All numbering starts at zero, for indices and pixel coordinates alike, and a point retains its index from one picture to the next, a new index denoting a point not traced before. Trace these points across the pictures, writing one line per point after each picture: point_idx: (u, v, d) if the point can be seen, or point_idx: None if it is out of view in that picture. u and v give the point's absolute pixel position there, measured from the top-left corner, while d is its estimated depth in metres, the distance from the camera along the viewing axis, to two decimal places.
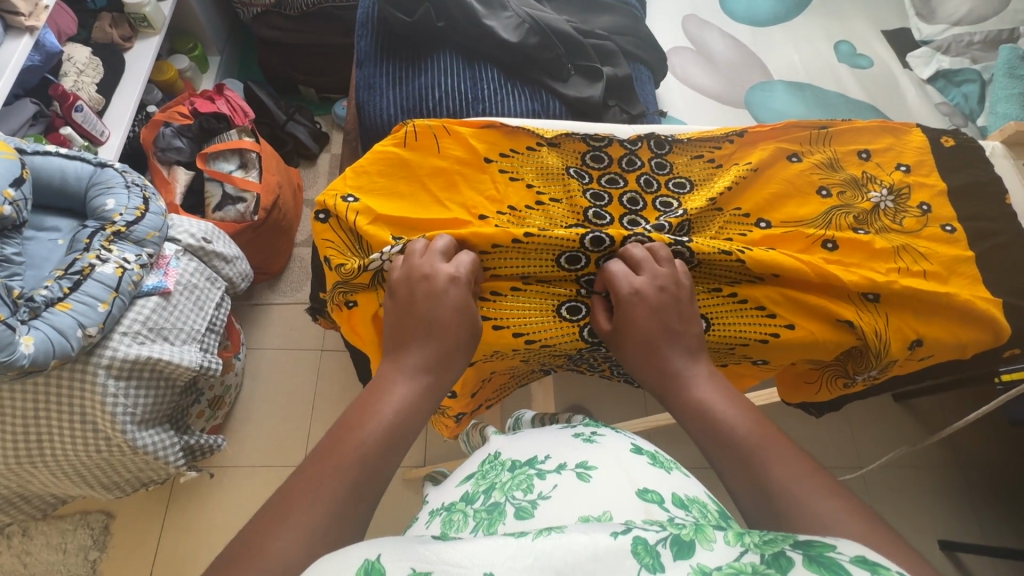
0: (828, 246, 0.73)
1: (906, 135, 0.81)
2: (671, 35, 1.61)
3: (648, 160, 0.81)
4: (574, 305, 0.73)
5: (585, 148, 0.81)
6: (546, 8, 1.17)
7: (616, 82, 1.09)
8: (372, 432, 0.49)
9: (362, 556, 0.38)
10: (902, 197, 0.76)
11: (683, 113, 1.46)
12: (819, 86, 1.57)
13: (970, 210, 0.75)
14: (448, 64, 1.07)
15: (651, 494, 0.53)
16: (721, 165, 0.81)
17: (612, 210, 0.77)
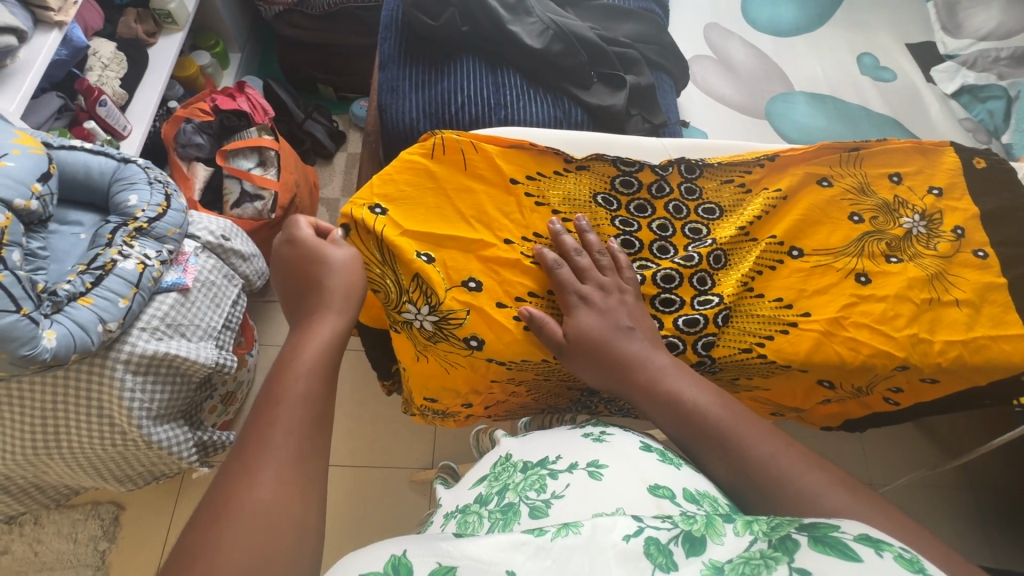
0: (862, 280, 0.71)
1: (939, 156, 0.79)
2: (693, 44, 1.60)
3: (677, 186, 0.77)
4: None
5: (615, 172, 0.78)
6: (571, 15, 1.17)
7: (640, 91, 1.08)
8: (312, 357, 0.53)
9: (388, 552, 0.42)
10: (934, 223, 0.75)
11: (702, 123, 1.45)
12: (840, 99, 1.56)
13: (1003, 235, 0.74)
14: (470, 69, 1.07)
15: (663, 490, 0.52)
16: (750, 189, 0.77)
17: (642, 236, 0.75)
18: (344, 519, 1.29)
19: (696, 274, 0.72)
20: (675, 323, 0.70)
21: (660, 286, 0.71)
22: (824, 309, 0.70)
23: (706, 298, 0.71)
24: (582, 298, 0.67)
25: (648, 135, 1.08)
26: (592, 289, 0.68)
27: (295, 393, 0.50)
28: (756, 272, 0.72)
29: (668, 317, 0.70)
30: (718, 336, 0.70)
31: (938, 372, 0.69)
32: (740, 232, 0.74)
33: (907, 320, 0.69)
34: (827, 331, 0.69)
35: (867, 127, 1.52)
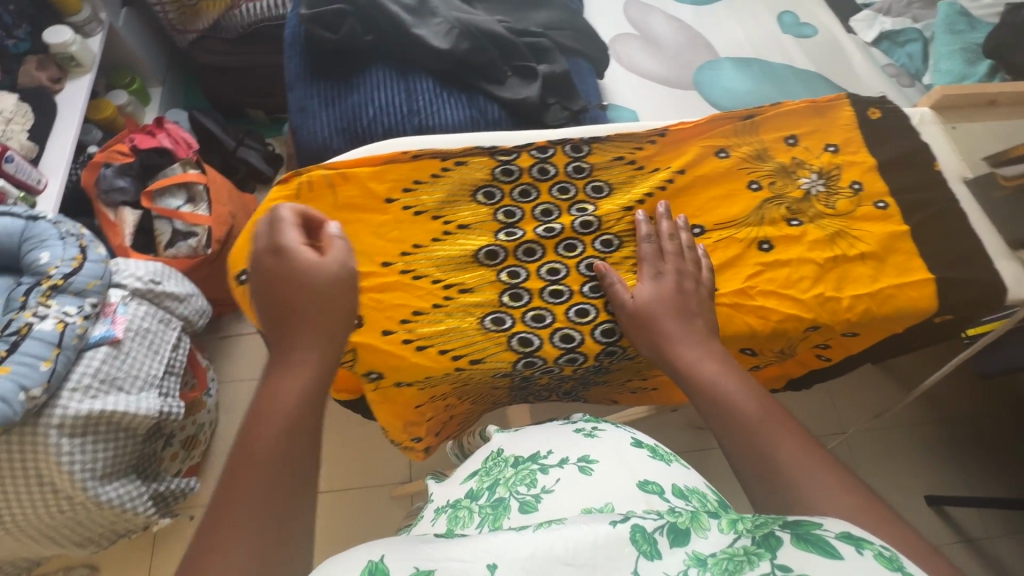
0: (764, 246, 0.72)
1: (835, 112, 0.80)
2: (615, 21, 1.57)
3: (564, 167, 0.76)
4: (498, 316, 0.70)
5: (494, 163, 0.75)
6: (479, 11, 1.16)
7: (556, 80, 1.07)
8: (283, 407, 0.49)
9: (366, 556, 0.40)
10: (833, 179, 0.76)
11: (630, 102, 1.43)
12: (765, 60, 1.57)
13: (899, 183, 0.75)
14: (381, 77, 1.04)
15: (652, 486, 0.56)
16: (643, 167, 0.77)
17: (526, 224, 0.74)
18: (325, 542, 1.28)
19: (583, 261, 0.72)
20: (567, 314, 0.70)
21: (547, 279, 0.72)
22: (730, 282, 0.71)
23: (596, 285, 0.72)
24: (659, 272, 0.68)
25: (569, 122, 1.08)
26: (670, 268, 0.68)
27: (258, 459, 0.46)
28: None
29: (561, 309, 0.70)
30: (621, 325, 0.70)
31: (854, 326, 0.70)
32: (624, 209, 0.74)
33: (811, 282, 0.70)
34: (733, 303, 0.70)
35: (794, 85, 1.53)
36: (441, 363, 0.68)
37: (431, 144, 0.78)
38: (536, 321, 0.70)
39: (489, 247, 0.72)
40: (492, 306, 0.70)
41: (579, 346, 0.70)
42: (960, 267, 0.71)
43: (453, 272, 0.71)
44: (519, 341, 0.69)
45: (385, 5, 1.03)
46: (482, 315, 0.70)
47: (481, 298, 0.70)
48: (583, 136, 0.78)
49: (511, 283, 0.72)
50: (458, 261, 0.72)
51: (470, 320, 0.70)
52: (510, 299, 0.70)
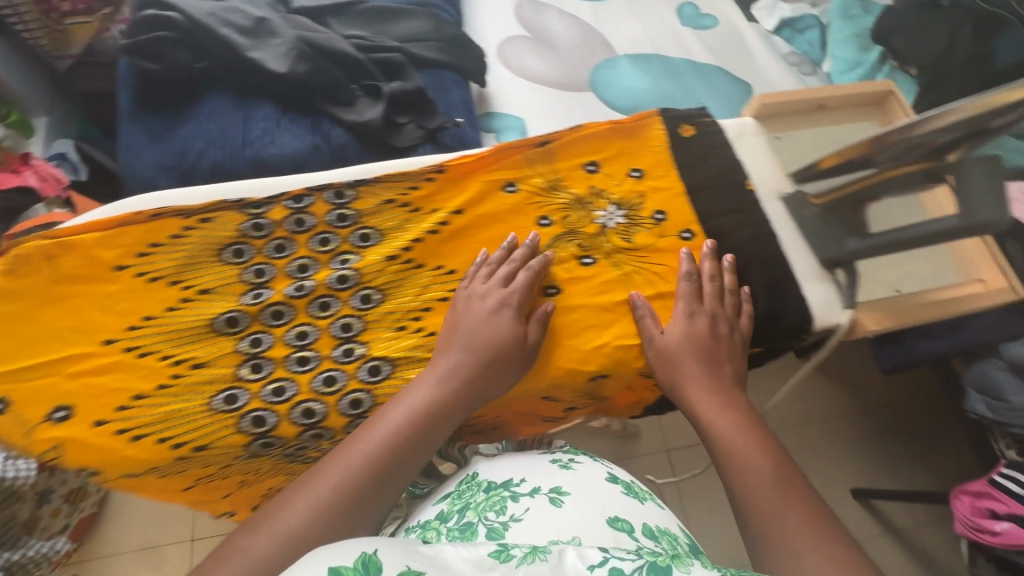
0: (549, 292, 0.69)
1: (645, 132, 0.77)
2: (504, 23, 1.48)
3: (324, 216, 0.68)
4: (231, 394, 0.61)
5: (241, 218, 0.67)
6: (332, 27, 1.09)
7: (407, 98, 1.01)
8: (351, 460, 0.55)
9: (360, 547, 0.37)
10: (633, 210, 0.73)
11: (519, 108, 1.37)
12: (664, 55, 1.52)
13: (708, 209, 0.73)
14: (216, 106, 0.96)
15: (620, 523, 0.56)
16: (419, 209, 0.71)
17: (277, 283, 0.65)
18: None
19: (337, 321, 0.64)
20: (311, 384, 0.61)
21: (293, 345, 0.63)
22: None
23: (349, 348, 0.63)
24: (693, 313, 0.66)
25: (425, 141, 1.02)
26: (705, 311, 0.66)
27: (294, 516, 0.51)
28: (423, 307, 0.66)
29: (303, 380, 0.61)
30: (375, 394, 0.61)
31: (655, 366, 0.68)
32: (386, 259, 0.67)
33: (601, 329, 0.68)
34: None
35: (693, 81, 1.48)
36: (156, 453, 0.59)
37: (181, 197, 0.70)
38: (274, 394, 0.60)
39: (229, 313, 0.63)
40: (225, 381, 0.61)
41: (320, 421, 0.60)
42: (761, 298, 0.70)
43: (186, 346, 0.62)
44: (250, 422, 0.60)
45: (215, 27, 0.95)
46: (213, 393, 0.61)
47: (216, 373, 0.61)
48: (344, 180, 0.71)
49: (252, 353, 0.62)
50: (194, 331, 0.63)
51: (198, 401, 0.60)
52: (246, 373, 0.61)
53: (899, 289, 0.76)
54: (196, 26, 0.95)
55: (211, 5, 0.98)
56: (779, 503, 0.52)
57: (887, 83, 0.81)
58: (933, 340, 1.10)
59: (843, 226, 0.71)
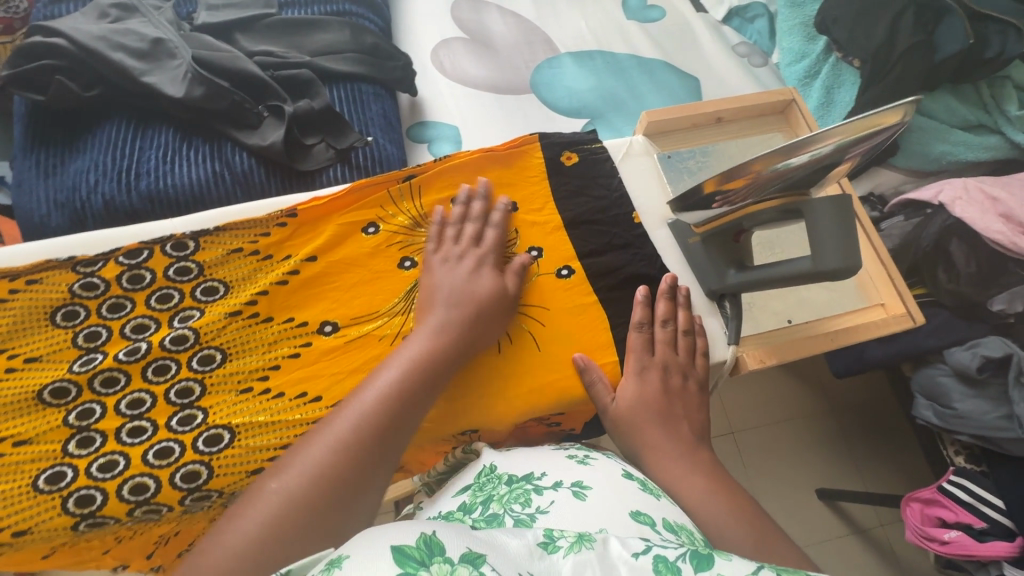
0: (412, 342, 0.66)
1: (522, 162, 0.75)
2: (438, 25, 1.42)
3: (162, 270, 0.64)
4: (57, 471, 0.56)
5: (72, 278, 0.62)
6: (239, 46, 1.05)
7: (310, 115, 0.96)
8: (357, 410, 0.56)
9: (418, 528, 0.39)
10: (504, 246, 0.71)
11: (455, 115, 1.31)
12: (608, 51, 1.45)
13: (591, 246, 0.72)
14: (110, 135, 0.93)
15: (644, 515, 0.49)
16: (270, 256, 0.68)
17: (110, 346, 0.61)
18: None
19: (174, 386, 0.60)
20: (144, 457, 0.58)
21: (127, 415, 0.59)
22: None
23: (188, 416, 0.60)
24: (644, 369, 0.65)
25: (336, 162, 0.97)
26: (656, 363, 0.65)
27: (309, 462, 0.53)
28: (269, 366, 0.63)
29: (136, 451, 0.57)
30: (211, 466, 0.58)
31: (554, 411, 0.66)
32: (228, 315, 0.64)
33: (468, 381, 0.65)
34: None
35: (639, 78, 1.42)
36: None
37: (13, 255, 0.64)
38: (103, 471, 0.57)
39: (56, 384, 0.59)
40: (51, 460, 0.57)
41: (152, 497, 0.57)
42: None
43: (7, 422, 0.57)
44: (77, 501, 0.56)
45: (106, 52, 0.91)
46: (35, 472, 0.56)
47: (37, 452, 0.57)
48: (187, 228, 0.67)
49: (81, 426, 0.58)
50: (16, 405, 0.58)
51: (18, 483, 0.56)
52: (74, 448, 0.57)
53: (789, 320, 0.72)
54: (84, 53, 0.91)
55: (103, 29, 0.94)
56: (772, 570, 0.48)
57: (789, 90, 0.78)
58: (880, 344, 1.06)
59: (725, 256, 0.68)
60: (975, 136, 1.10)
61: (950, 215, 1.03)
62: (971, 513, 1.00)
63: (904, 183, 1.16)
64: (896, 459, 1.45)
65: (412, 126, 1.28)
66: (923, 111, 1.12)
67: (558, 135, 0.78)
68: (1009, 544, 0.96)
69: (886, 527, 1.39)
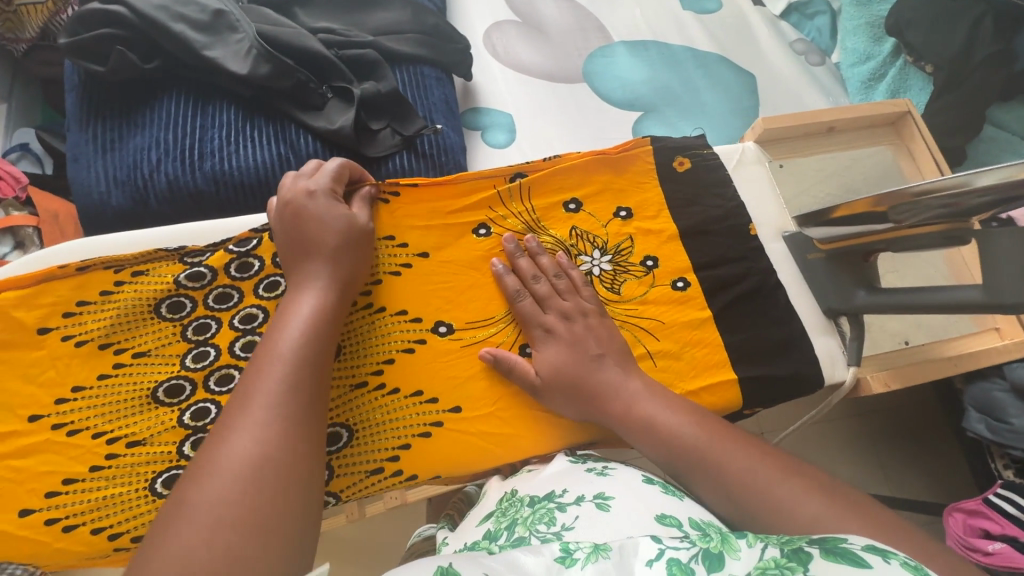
0: (526, 351, 0.66)
1: (634, 164, 0.73)
2: (491, 5, 1.37)
3: (271, 259, 0.63)
4: (174, 475, 0.57)
5: (179, 268, 0.62)
6: (302, 21, 1.00)
7: (384, 100, 0.93)
8: (266, 376, 0.49)
9: (435, 561, 0.38)
10: (619, 254, 0.70)
11: (508, 101, 1.28)
12: (663, 42, 1.41)
13: (703, 259, 0.70)
14: (171, 110, 0.89)
15: (671, 518, 0.46)
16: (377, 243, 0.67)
17: (220, 340, 0.60)
18: None
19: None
20: None
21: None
22: (478, 403, 0.65)
23: None
24: (547, 334, 0.63)
25: (401, 150, 0.94)
26: (554, 324, 0.63)
27: (234, 459, 0.44)
28: (385, 360, 0.64)
29: None
30: (332, 467, 0.61)
31: None
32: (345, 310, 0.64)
33: None
34: (472, 427, 0.64)
35: (695, 71, 1.38)
36: (95, 545, 0.55)
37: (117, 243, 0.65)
38: None
39: (169, 381, 0.59)
40: (168, 461, 0.57)
41: None
42: (759, 361, 0.67)
43: (119, 420, 0.58)
44: None
45: (168, 23, 0.87)
46: (154, 473, 0.57)
47: (155, 452, 0.57)
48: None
49: (196, 426, 0.58)
50: (131, 402, 0.58)
51: (134, 485, 0.56)
52: (191, 451, 0.57)
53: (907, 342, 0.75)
54: (146, 23, 0.87)
55: None
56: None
57: (907, 103, 0.78)
58: None
59: (853, 276, 0.67)
60: None
61: None
62: (1016, 526, 1.02)
63: None
64: (930, 466, 1.44)
65: (466, 113, 1.25)
66: (995, 122, 1.10)
67: (671, 138, 0.75)
68: None
69: None
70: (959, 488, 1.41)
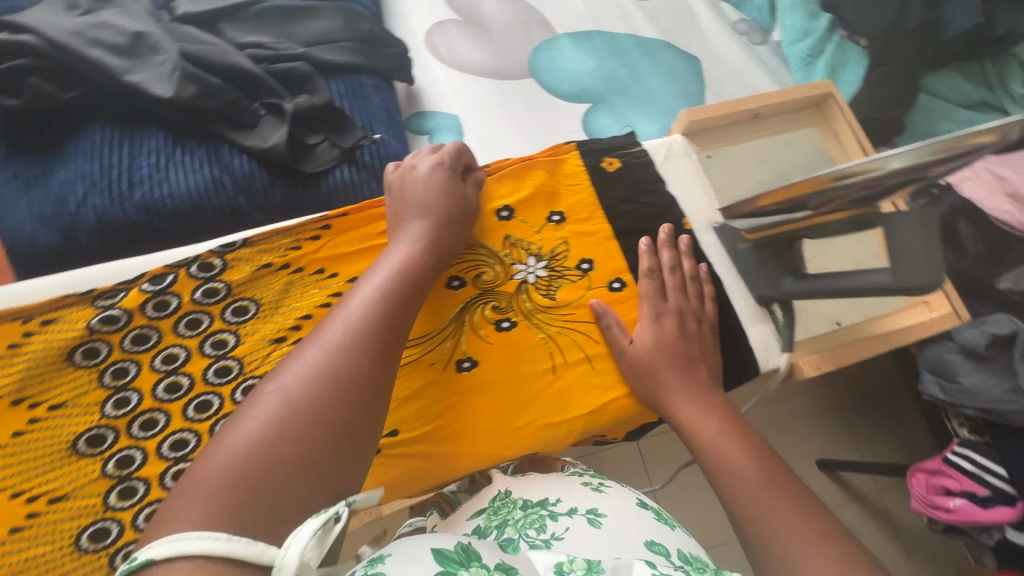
0: (465, 366, 0.66)
1: (565, 167, 0.75)
2: (430, 5, 1.35)
3: (189, 295, 0.62)
4: (100, 528, 0.55)
5: (91, 312, 0.60)
6: (227, 37, 0.97)
7: (318, 113, 0.91)
8: (359, 309, 0.55)
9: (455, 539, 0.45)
10: (555, 258, 0.71)
11: (453, 103, 1.26)
12: (606, 31, 1.40)
13: (639, 258, 0.72)
14: (92, 140, 0.85)
15: (658, 546, 0.51)
16: (301, 269, 0.66)
17: (141, 383, 0.59)
18: None
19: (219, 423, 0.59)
20: None
21: (170, 458, 0.57)
22: (415, 424, 0.63)
23: None
24: (659, 315, 0.67)
25: (342, 162, 0.92)
26: (670, 309, 0.67)
27: (312, 373, 0.50)
28: None
29: None
30: None
31: (612, 427, 0.67)
32: (272, 343, 0.63)
33: (527, 406, 0.65)
34: (411, 450, 0.62)
35: (640, 58, 1.38)
36: None
37: (21, 292, 0.61)
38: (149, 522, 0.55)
39: (92, 431, 0.58)
40: (93, 515, 0.55)
41: None
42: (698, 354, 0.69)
43: (40, 477, 0.56)
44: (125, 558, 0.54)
45: (83, 50, 0.83)
46: (79, 529, 0.55)
47: (79, 507, 0.55)
48: (214, 246, 0.65)
49: (121, 475, 0.57)
50: (51, 457, 0.57)
51: (57, 543, 0.54)
52: (117, 502, 0.56)
53: (838, 322, 0.75)
54: (58, 51, 0.83)
55: (75, 22, 0.86)
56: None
57: (828, 84, 0.79)
58: None
59: (780, 263, 0.69)
60: (979, 115, 1.10)
61: (958, 195, 1.05)
62: (974, 481, 1.05)
63: None
64: (893, 428, 1.48)
65: (411, 117, 1.23)
66: (929, 91, 1.12)
67: (599, 141, 0.78)
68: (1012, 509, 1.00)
69: (882, 492, 1.45)
70: (920, 446, 1.47)
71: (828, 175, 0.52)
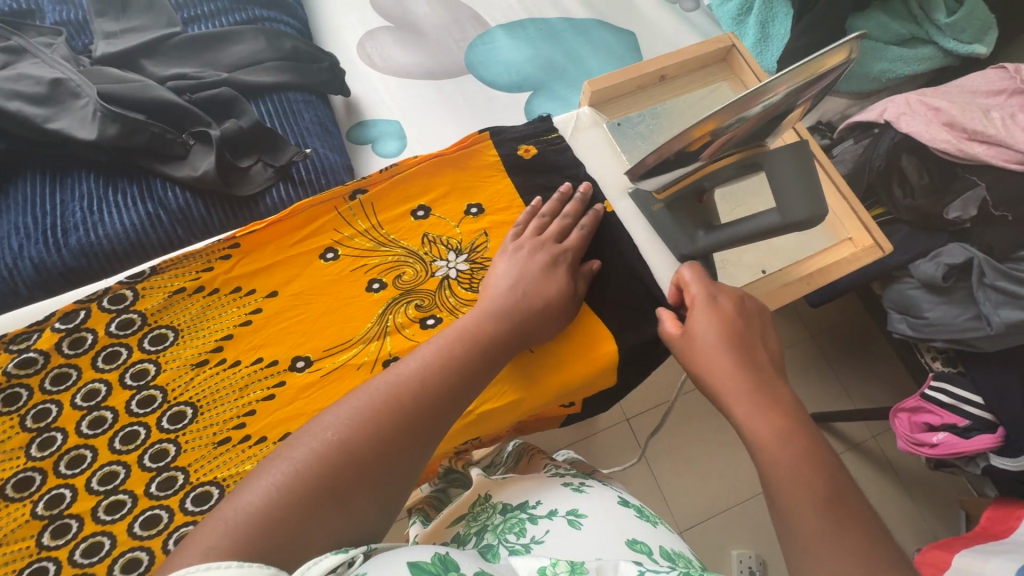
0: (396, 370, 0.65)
1: (477, 159, 0.78)
2: (360, 17, 1.35)
3: (105, 328, 0.63)
4: (38, 568, 0.55)
5: (6, 358, 0.61)
6: (150, 73, 0.97)
7: (246, 136, 0.91)
8: (423, 374, 0.54)
9: (433, 548, 0.41)
10: (474, 251, 0.73)
11: (394, 109, 1.26)
12: (539, 18, 1.40)
13: None
14: (18, 193, 0.86)
15: (640, 544, 0.50)
16: (217, 290, 0.68)
17: (64, 421, 0.60)
18: None
19: (147, 451, 0.60)
20: (130, 530, 0.57)
21: (100, 492, 0.58)
22: None
23: (167, 479, 0.59)
24: (716, 295, 0.65)
25: (277, 181, 0.92)
26: (724, 290, 0.65)
27: (358, 422, 0.49)
28: (244, 412, 0.63)
29: (121, 525, 0.57)
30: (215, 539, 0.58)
31: (559, 399, 0.68)
32: (194, 366, 0.64)
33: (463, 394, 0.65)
34: None
35: (574, 40, 1.38)
36: None
37: None
38: (87, 555, 0.56)
39: (19, 475, 0.58)
40: (28, 557, 0.56)
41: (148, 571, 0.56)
42: (634, 324, 0.71)
43: None
44: None
45: (2, 103, 0.83)
46: (16, 572, 0.55)
47: (13, 551, 0.56)
48: (123, 278, 0.66)
49: (53, 514, 0.57)
50: None
51: None
52: (52, 541, 0.56)
53: (763, 270, 0.75)
54: None
55: None
56: (796, 516, 0.48)
57: (727, 37, 0.82)
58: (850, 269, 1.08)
59: (693, 218, 0.71)
60: (909, 50, 1.11)
61: (897, 131, 1.05)
62: (953, 414, 1.04)
63: (849, 107, 1.19)
64: (880, 373, 1.48)
65: (352, 129, 1.23)
66: (858, 33, 1.12)
67: (512, 130, 0.80)
68: (992, 437, 1.00)
69: (878, 438, 1.44)
70: (907, 387, 1.47)
71: (754, 105, 0.54)
